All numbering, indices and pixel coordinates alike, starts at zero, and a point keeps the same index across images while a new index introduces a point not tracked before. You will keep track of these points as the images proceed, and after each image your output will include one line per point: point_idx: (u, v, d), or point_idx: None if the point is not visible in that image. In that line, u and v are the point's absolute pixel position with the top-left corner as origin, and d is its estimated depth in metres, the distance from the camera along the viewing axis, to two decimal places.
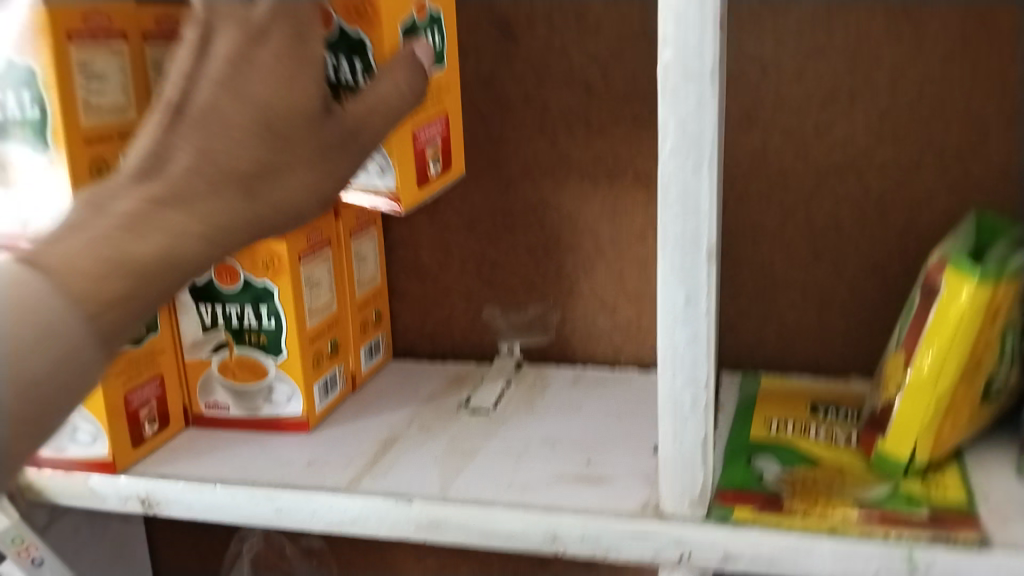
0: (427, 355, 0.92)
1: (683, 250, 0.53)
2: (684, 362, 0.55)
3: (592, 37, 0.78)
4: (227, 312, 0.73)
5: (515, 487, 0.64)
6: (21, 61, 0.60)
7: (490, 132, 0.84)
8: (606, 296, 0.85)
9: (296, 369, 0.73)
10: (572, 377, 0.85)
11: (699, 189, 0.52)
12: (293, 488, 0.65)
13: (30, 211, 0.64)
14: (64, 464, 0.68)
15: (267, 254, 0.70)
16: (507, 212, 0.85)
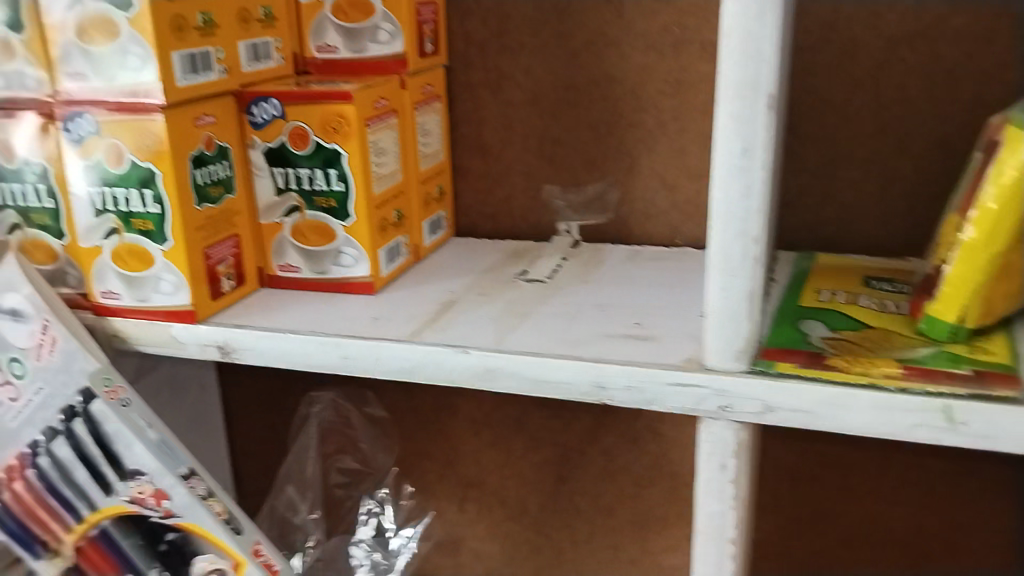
0: (486, 233, 0.94)
1: (741, 97, 0.55)
2: (736, 213, 0.57)
3: None
4: (298, 174, 0.77)
5: (567, 341, 0.66)
6: None
7: (556, 4, 0.84)
8: (664, 173, 0.85)
9: (362, 231, 0.77)
10: (628, 254, 0.85)
11: (763, 30, 0.53)
12: (359, 337, 0.70)
13: (113, 70, 0.68)
14: (149, 313, 0.74)
15: (337, 117, 0.73)
16: (570, 86, 0.86)
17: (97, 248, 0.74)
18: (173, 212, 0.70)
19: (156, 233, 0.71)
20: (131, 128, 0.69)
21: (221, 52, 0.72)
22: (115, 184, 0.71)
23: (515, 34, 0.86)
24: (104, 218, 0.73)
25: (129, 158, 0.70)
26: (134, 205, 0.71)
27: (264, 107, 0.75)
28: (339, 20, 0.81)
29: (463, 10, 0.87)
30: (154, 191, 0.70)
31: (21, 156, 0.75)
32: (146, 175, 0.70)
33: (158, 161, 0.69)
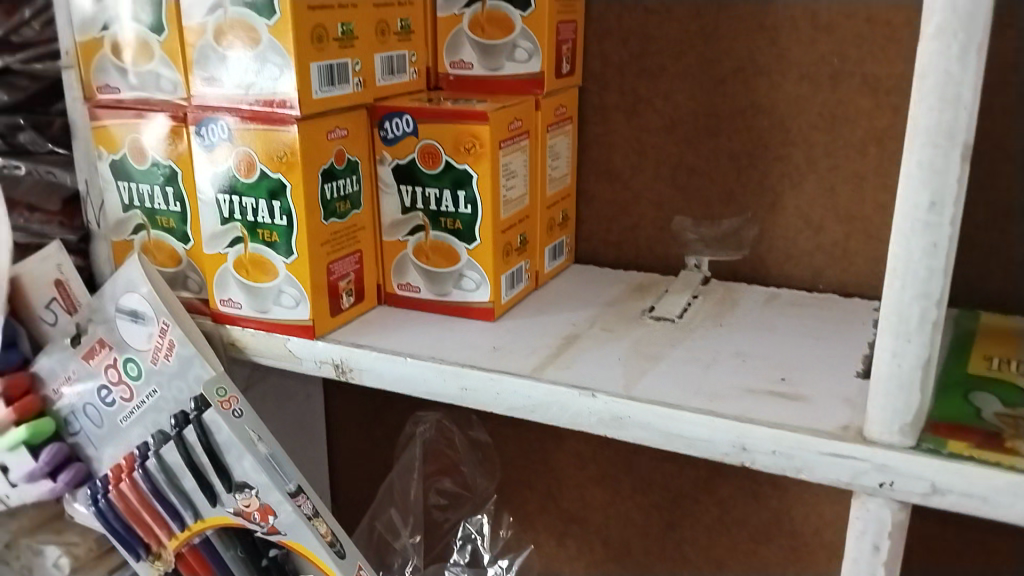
0: (608, 262, 0.90)
1: (936, 146, 0.48)
2: (917, 273, 0.51)
3: None
4: (426, 194, 0.74)
5: (704, 394, 0.61)
6: None
7: (703, 28, 0.79)
8: (810, 212, 0.80)
9: (487, 256, 0.73)
10: (765, 297, 0.79)
11: (965, 73, 0.46)
12: (479, 368, 0.66)
13: (250, 77, 0.66)
14: (267, 325, 0.73)
15: (471, 137, 0.70)
16: (713, 115, 0.81)
17: (221, 254, 0.73)
18: (300, 224, 0.69)
19: (281, 246, 0.70)
20: (264, 138, 0.67)
21: (356, 64, 0.70)
22: (244, 193, 0.70)
23: (657, 58, 0.82)
24: (230, 226, 0.72)
25: (259, 168, 0.68)
26: (261, 215, 0.70)
27: (396, 123, 0.73)
28: (476, 35, 0.78)
29: (602, 30, 0.83)
30: (283, 203, 0.69)
31: (151, 158, 0.74)
32: (276, 186, 0.68)
33: (289, 173, 0.67)
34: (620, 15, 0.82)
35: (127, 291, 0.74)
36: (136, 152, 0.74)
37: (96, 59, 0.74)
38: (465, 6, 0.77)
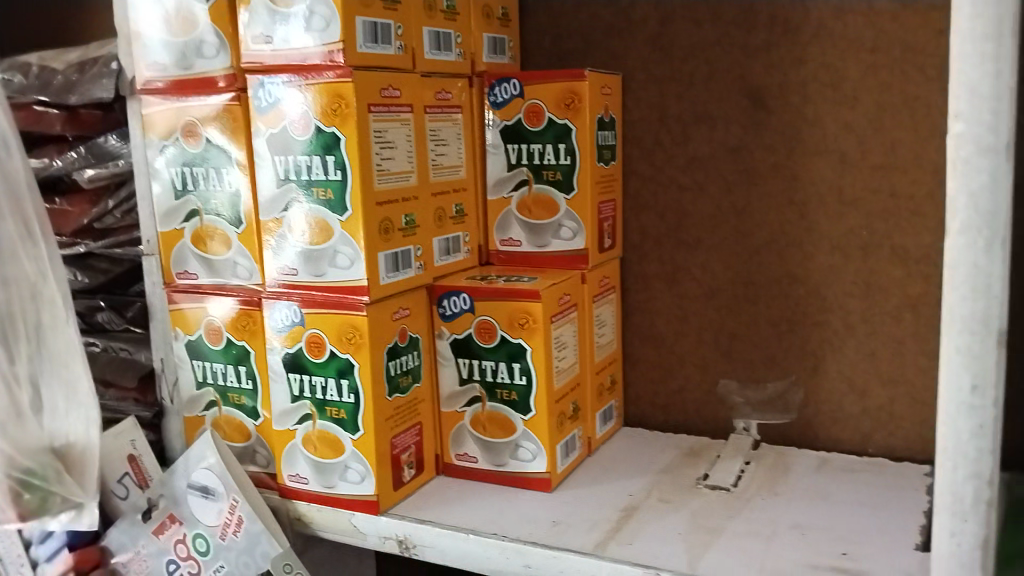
0: (657, 425, 0.92)
1: (971, 332, 0.51)
2: (967, 455, 0.52)
3: (850, 107, 0.78)
4: (482, 367, 0.78)
5: (766, 571, 0.62)
6: (329, 130, 0.69)
7: (736, 203, 0.84)
8: (853, 376, 0.82)
9: (541, 426, 0.76)
10: (818, 462, 0.80)
11: (992, 266, 0.49)
12: (541, 545, 0.67)
13: (323, 264, 0.72)
14: (333, 500, 0.75)
15: (524, 314, 0.75)
16: (750, 283, 0.85)
17: (290, 430, 0.76)
18: (366, 401, 0.72)
19: (348, 422, 0.73)
20: (335, 322, 0.72)
21: (417, 249, 0.75)
22: (314, 372, 0.74)
23: (693, 230, 0.86)
24: (300, 403, 0.75)
25: (329, 348, 0.73)
26: (330, 393, 0.73)
27: (454, 301, 0.77)
28: (525, 216, 0.83)
29: (640, 205, 0.89)
30: (351, 381, 0.72)
31: (225, 338, 0.79)
32: (344, 365, 0.72)
33: (357, 353, 0.71)
34: (656, 191, 0.88)
35: (199, 465, 0.77)
36: (211, 333, 0.80)
37: (178, 247, 0.80)
38: (513, 189, 0.84)
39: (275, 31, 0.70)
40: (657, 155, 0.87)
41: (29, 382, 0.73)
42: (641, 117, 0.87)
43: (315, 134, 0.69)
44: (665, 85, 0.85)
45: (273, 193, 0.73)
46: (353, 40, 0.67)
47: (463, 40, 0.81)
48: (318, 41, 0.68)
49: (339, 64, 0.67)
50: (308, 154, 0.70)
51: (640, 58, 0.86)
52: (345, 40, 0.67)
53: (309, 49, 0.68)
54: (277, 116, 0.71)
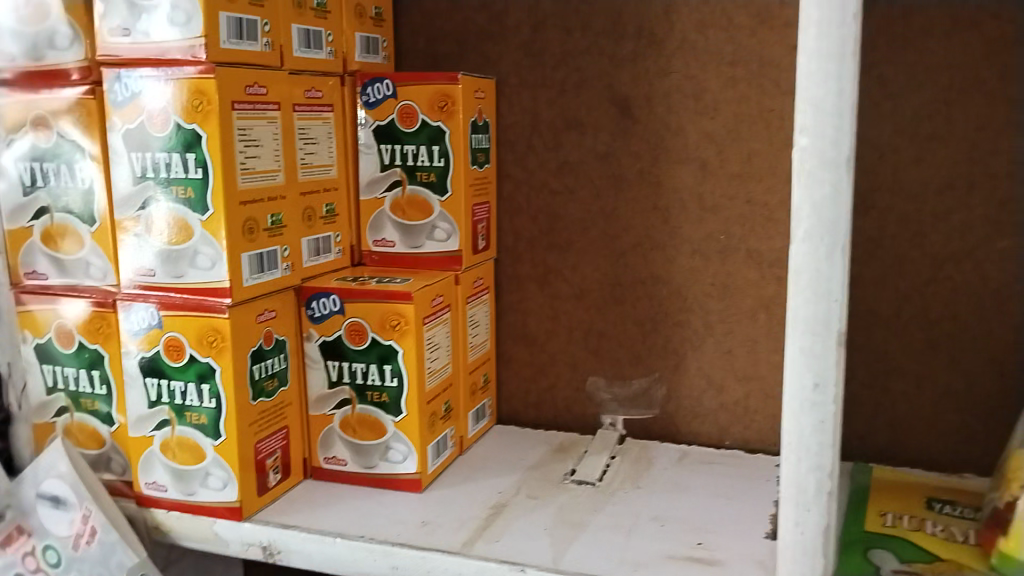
0: (530, 421, 0.93)
1: (813, 334, 0.55)
2: (810, 448, 0.56)
3: (710, 118, 0.81)
4: (353, 369, 0.77)
5: (626, 563, 0.64)
6: (189, 127, 0.66)
7: (604, 208, 0.86)
8: (711, 373, 0.86)
9: (413, 428, 0.76)
10: (677, 454, 0.84)
11: (832, 271, 0.53)
12: (410, 546, 0.67)
13: (182, 265, 0.69)
14: (193, 508, 0.72)
15: (397, 315, 0.74)
16: (617, 284, 0.87)
17: (147, 437, 0.72)
18: (229, 407, 0.70)
19: (209, 428, 0.70)
20: (194, 324, 0.69)
21: (284, 250, 0.73)
22: (173, 377, 0.71)
23: (564, 233, 0.88)
24: (157, 409, 0.72)
25: (188, 352, 0.70)
26: (190, 398, 0.70)
27: (323, 302, 0.76)
28: (397, 217, 0.83)
29: (512, 208, 0.90)
30: (212, 386, 0.70)
31: (77, 341, 0.75)
32: (205, 369, 0.70)
33: (219, 356, 0.69)
34: (529, 194, 0.89)
35: (49, 475, 0.73)
36: (62, 337, 0.75)
37: (25, 245, 0.75)
38: (385, 189, 0.83)
39: (133, 23, 0.66)
40: (530, 159, 0.88)
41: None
42: (514, 121, 0.88)
43: (174, 131, 0.66)
44: (537, 91, 0.87)
45: (130, 189, 0.69)
46: (216, 36, 0.64)
47: (335, 37, 0.79)
48: (178, 34, 0.65)
49: (200, 59, 0.64)
50: (167, 151, 0.67)
51: (512, 63, 0.87)
52: (207, 35, 0.64)
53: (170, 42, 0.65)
54: (135, 109, 0.67)
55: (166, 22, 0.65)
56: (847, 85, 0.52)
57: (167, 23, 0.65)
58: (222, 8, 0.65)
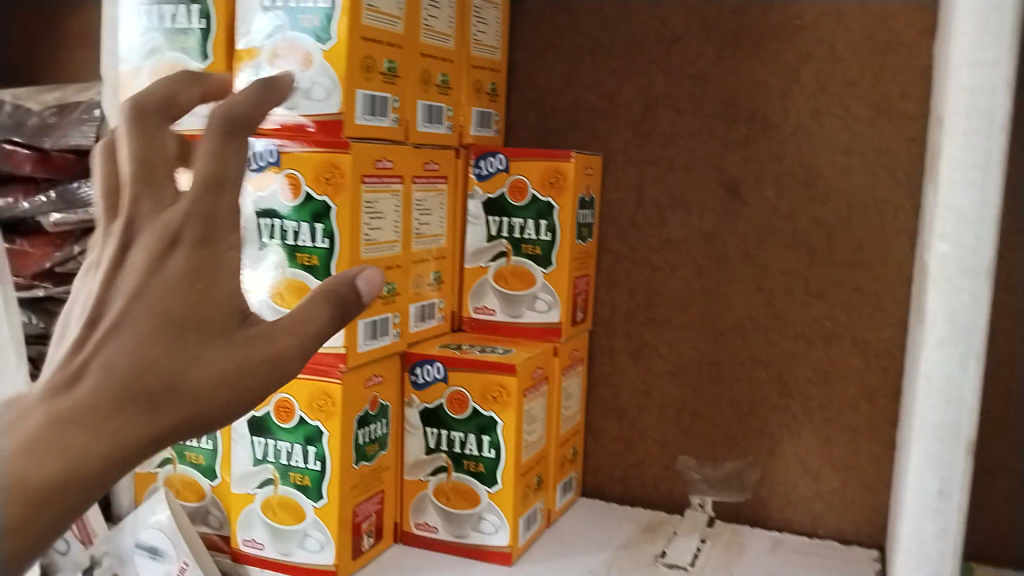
0: (615, 496, 0.92)
1: (941, 441, 0.54)
2: (929, 555, 0.55)
3: (820, 205, 0.83)
4: (451, 437, 0.77)
5: None
6: (320, 199, 0.68)
7: (706, 287, 0.87)
8: (809, 460, 0.85)
9: (507, 500, 0.76)
10: (771, 542, 0.83)
11: (964, 379, 0.53)
12: None
13: None
14: (287, 567, 0.73)
15: (499, 387, 0.75)
16: (715, 364, 0.87)
17: (249, 494, 0.74)
18: (333, 470, 0.71)
19: (311, 489, 0.71)
20: (305, 386, 0.71)
21: (395, 316, 0.76)
22: (280, 437, 0.72)
23: (662, 309, 0.89)
24: (262, 467, 0.73)
25: (298, 413, 0.71)
26: (295, 459, 0.72)
27: (427, 369, 0.77)
28: (500, 286, 0.85)
29: (610, 281, 0.91)
30: (318, 448, 0.71)
31: None
32: (312, 432, 0.71)
33: (327, 420, 0.70)
34: (629, 269, 0.90)
35: (148, 524, 0.75)
36: None
37: None
38: (490, 259, 0.85)
39: None
40: (631, 234, 0.90)
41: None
42: (618, 197, 0.90)
43: (305, 201, 0.68)
44: (644, 168, 0.89)
45: (253, 253, 0.71)
46: (353, 111, 0.68)
47: (453, 113, 0.83)
48: (314, 108, 0.68)
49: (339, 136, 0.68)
50: (296, 220, 0.69)
51: (622, 141, 0.89)
52: (345, 112, 0.67)
53: (305, 114, 0.68)
54: (267, 178, 0.69)
55: (304, 95, 0.68)
56: (991, 195, 0.52)
57: (304, 97, 0.68)
58: (360, 84, 0.68)
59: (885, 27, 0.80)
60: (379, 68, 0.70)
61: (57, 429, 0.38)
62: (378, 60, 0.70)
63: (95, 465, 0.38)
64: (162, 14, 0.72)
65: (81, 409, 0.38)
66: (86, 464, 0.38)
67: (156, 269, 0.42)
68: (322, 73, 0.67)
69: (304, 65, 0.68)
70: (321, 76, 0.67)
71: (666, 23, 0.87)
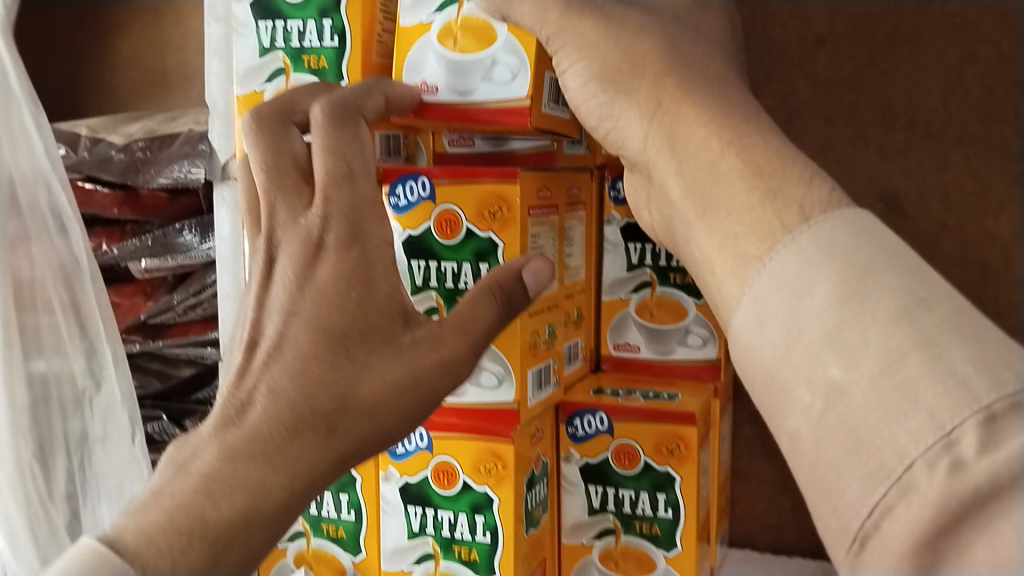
0: (766, 544, 0.84)
1: None
2: None
3: (994, 218, 0.77)
4: (619, 496, 0.68)
5: None
6: (484, 236, 0.61)
7: None
8: None
9: (689, 566, 0.67)
10: None
11: None
12: None
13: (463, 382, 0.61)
14: None
15: (676, 438, 0.66)
16: None
17: (404, 571, 0.64)
18: (506, 544, 0.61)
19: (481, 565, 0.62)
20: (470, 448, 0.62)
21: (554, 362, 0.68)
22: (441, 505, 0.63)
23: None
24: (420, 540, 0.64)
25: (461, 478, 0.62)
26: (460, 530, 0.62)
27: (588, 419, 0.68)
28: (644, 319, 0.77)
29: None
30: (487, 518, 0.62)
31: None
32: (480, 499, 0.62)
33: (498, 486, 0.61)
34: None
35: None
36: None
37: None
38: (632, 290, 0.77)
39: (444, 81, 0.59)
40: None
41: (67, 499, 0.74)
42: None
43: (464, 240, 0.62)
44: None
45: None
46: (539, 97, 0.58)
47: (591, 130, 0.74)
48: (498, 90, 0.57)
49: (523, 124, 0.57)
50: (455, 260, 0.62)
51: None
52: (533, 96, 0.57)
53: (483, 99, 0.58)
54: (422, 214, 0.62)
55: (482, 78, 0.58)
56: None
57: (484, 78, 0.58)
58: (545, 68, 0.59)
59: None
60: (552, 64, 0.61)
61: (230, 461, 0.49)
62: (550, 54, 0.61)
63: (269, 504, 0.49)
64: (286, 29, 0.61)
65: (251, 434, 0.50)
66: (269, 491, 0.49)
67: (307, 279, 0.54)
68: (510, 51, 0.57)
69: (487, 43, 0.58)
70: (507, 54, 0.57)
71: (807, 23, 0.80)
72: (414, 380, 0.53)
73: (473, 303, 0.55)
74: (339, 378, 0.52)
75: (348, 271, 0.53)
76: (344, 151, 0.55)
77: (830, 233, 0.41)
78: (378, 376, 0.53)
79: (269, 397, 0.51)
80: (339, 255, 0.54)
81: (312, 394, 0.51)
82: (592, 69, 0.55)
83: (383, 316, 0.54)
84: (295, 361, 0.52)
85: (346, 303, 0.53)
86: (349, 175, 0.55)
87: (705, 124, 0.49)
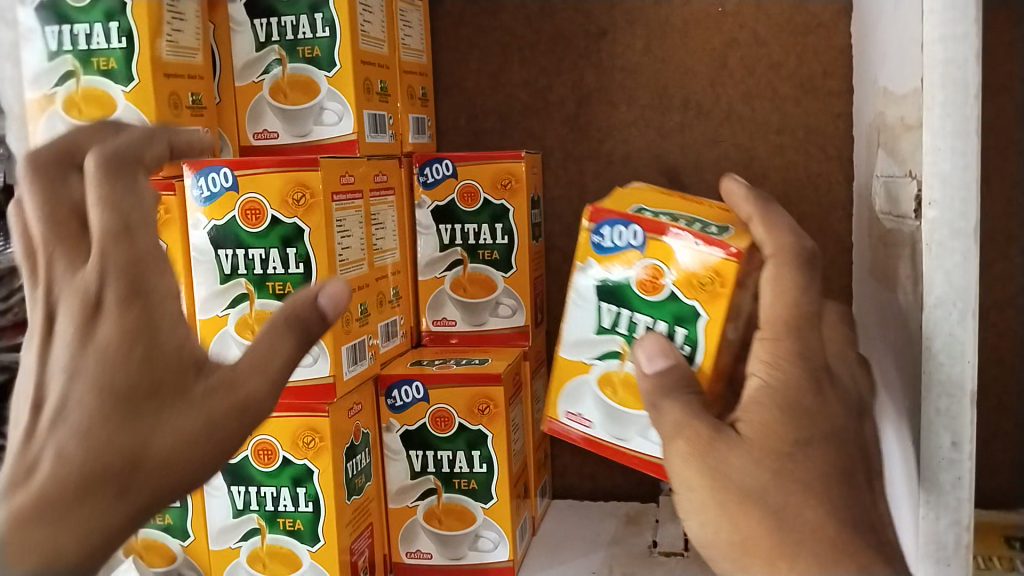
0: (586, 494, 0.92)
1: (947, 395, 0.55)
2: (947, 503, 0.56)
3: (759, 185, 0.86)
4: (438, 457, 0.73)
5: None
6: (290, 222, 0.63)
7: None
8: None
9: (504, 514, 0.73)
10: None
11: (965, 335, 0.54)
12: None
13: None
14: None
15: (485, 399, 0.72)
16: None
17: (232, 548, 0.68)
18: (329, 510, 0.66)
19: (306, 534, 0.66)
20: (287, 424, 0.65)
21: (369, 338, 0.72)
22: (263, 482, 0.66)
23: None
24: (245, 517, 0.67)
25: (282, 454, 0.66)
26: (283, 503, 0.66)
27: (406, 389, 0.73)
28: (458, 295, 0.82)
29: (560, 279, 0.90)
30: (309, 488, 0.66)
31: None
32: (300, 472, 0.66)
33: (317, 457, 0.65)
34: None
35: None
36: None
37: None
38: (446, 269, 0.82)
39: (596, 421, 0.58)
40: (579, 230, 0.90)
41: None
42: (561, 194, 0.90)
43: (270, 227, 0.63)
44: (583, 163, 0.89)
45: (215, 290, 0.64)
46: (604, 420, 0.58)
47: (394, 121, 0.79)
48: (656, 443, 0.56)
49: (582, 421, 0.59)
50: (263, 247, 0.63)
51: (559, 138, 0.89)
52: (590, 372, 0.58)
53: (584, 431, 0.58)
54: (227, 203, 0.63)
55: (638, 431, 0.57)
56: (972, 159, 0.52)
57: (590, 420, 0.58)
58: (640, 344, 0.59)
59: (802, 10, 0.83)
60: (375, 88, 0.73)
61: (20, 530, 0.45)
62: (373, 81, 0.73)
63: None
64: (74, 33, 0.64)
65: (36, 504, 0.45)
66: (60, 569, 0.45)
67: (85, 333, 0.48)
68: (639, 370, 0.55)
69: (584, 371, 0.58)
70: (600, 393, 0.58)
71: (590, 17, 0.87)
72: (214, 428, 0.50)
73: (274, 340, 0.52)
74: (128, 436, 0.47)
75: (129, 324, 0.49)
76: (118, 204, 0.51)
77: (845, 434, 0.52)
78: (174, 433, 0.49)
79: (43, 462, 0.46)
80: (123, 304, 0.49)
81: (99, 451, 0.47)
82: (644, 368, 0.54)
83: (184, 363, 0.50)
84: (76, 424, 0.47)
85: (129, 354, 0.48)
86: (125, 231, 0.50)
87: (692, 413, 0.52)
